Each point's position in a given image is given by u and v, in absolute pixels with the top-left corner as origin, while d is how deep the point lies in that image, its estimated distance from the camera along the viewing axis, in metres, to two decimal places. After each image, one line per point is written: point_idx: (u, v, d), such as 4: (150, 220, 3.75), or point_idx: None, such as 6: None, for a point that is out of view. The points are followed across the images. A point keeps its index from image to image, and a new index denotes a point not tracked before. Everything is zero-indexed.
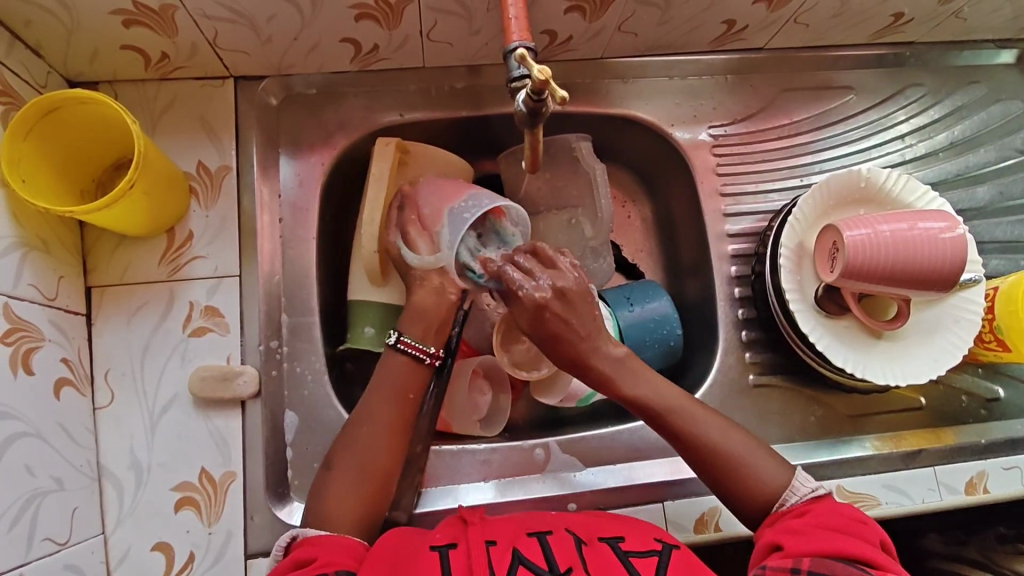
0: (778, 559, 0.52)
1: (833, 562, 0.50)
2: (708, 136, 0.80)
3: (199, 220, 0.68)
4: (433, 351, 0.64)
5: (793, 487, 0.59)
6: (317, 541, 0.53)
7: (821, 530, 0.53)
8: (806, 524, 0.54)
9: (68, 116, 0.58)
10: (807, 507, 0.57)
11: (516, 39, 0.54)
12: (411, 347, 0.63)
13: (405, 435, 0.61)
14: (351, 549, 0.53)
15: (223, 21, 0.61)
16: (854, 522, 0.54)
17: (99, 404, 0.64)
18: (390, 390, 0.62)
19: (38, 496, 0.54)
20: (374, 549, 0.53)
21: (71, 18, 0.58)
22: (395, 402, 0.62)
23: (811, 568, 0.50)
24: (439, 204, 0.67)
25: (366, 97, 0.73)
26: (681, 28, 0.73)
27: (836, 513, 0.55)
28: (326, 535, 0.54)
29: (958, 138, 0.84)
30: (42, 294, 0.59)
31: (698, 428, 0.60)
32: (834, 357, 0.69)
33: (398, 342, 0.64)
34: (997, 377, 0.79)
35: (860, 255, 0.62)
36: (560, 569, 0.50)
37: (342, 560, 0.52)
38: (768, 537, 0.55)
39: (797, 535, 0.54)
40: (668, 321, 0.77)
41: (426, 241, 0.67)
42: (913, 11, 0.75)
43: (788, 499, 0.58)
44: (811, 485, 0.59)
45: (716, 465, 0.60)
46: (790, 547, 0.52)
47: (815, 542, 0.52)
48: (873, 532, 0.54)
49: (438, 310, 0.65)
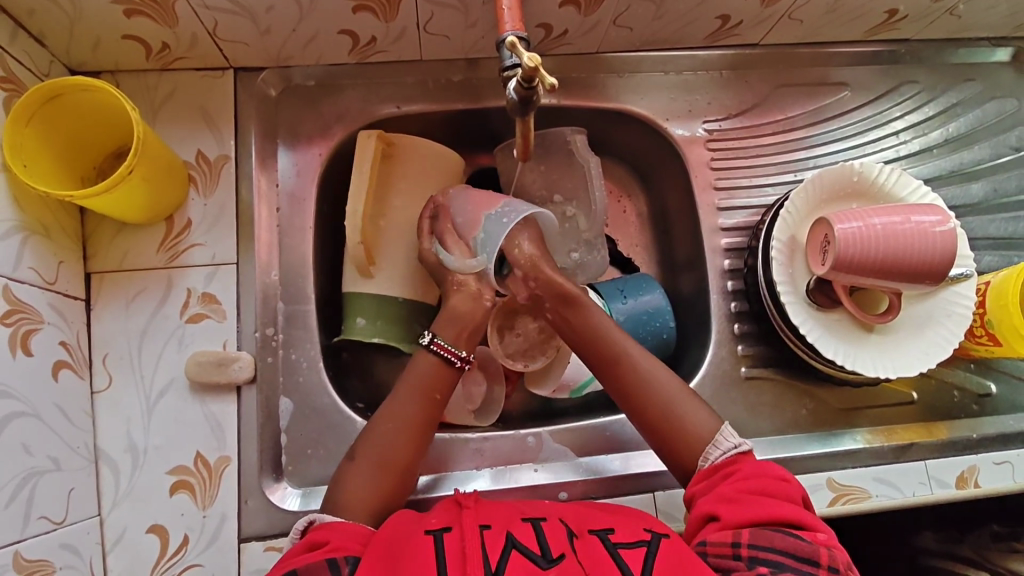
0: (716, 533, 0.54)
1: (769, 532, 0.52)
2: (704, 131, 0.81)
3: (198, 208, 0.69)
4: (464, 355, 0.67)
5: (717, 441, 0.61)
6: (331, 527, 0.55)
7: (750, 495, 0.56)
8: (738, 490, 0.56)
9: (71, 103, 0.59)
10: (732, 467, 0.59)
11: (510, 29, 0.55)
12: (443, 349, 0.66)
13: (426, 436, 0.63)
14: (362, 535, 0.55)
15: (224, 12, 0.62)
16: (777, 482, 0.57)
17: (97, 387, 0.65)
18: (418, 388, 0.64)
19: (34, 475, 0.55)
20: (382, 530, 0.55)
21: (73, 8, 0.59)
22: (415, 395, 0.63)
23: (751, 542, 0.52)
24: (474, 212, 0.69)
25: (364, 89, 0.74)
26: (676, 22, 0.74)
27: (760, 473, 0.58)
28: (342, 523, 0.56)
29: (953, 135, 0.84)
30: (42, 278, 0.60)
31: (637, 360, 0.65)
32: (826, 349, 0.70)
33: (432, 343, 0.66)
34: (990, 373, 0.80)
35: (850, 248, 0.63)
36: (552, 555, 0.51)
37: (352, 545, 0.53)
38: (704, 505, 0.57)
39: (731, 503, 0.56)
40: (661, 313, 0.77)
41: (463, 248, 0.70)
42: (908, 8, 0.76)
43: (711, 454, 0.61)
44: (735, 440, 0.61)
45: (645, 401, 0.64)
46: (726, 519, 0.54)
47: (747, 511, 0.54)
48: (796, 490, 0.57)
49: (473, 315, 0.68)
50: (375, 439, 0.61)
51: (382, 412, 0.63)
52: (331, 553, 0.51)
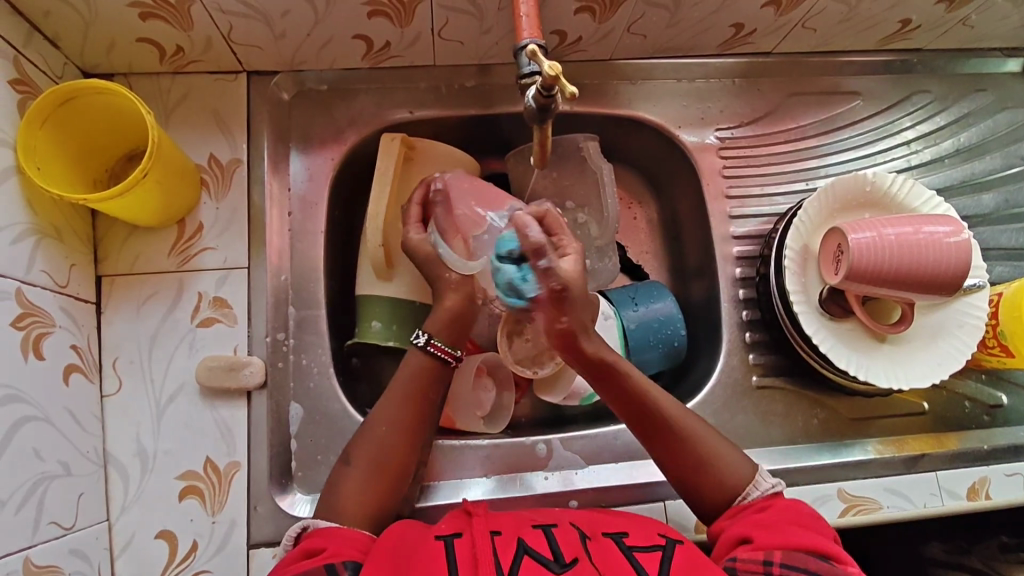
0: (746, 549, 0.54)
1: (801, 554, 0.53)
2: (716, 139, 0.81)
3: (210, 212, 0.68)
4: (459, 355, 0.65)
5: (756, 481, 0.61)
6: (327, 533, 0.54)
7: (784, 523, 0.56)
8: (775, 519, 0.56)
9: (82, 106, 0.59)
10: (768, 503, 0.59)
11: (527, 37, 0.54)
12: (441, 351, 0.64)
13: (421, 433, 0.62)
14: (360, 542, 0.54)
15: (238, 15, 0.62)
16: (812, 517, 0.57)
17: (107, 391, 0.64)
18: (414, 386, 0.63)
19: (45, 480, 0.55)
20: (384, 538, 0.54)
21: (88, 10, 0.59)
22: (416, 389, 0.63)
23: (783, 562, 0.52)
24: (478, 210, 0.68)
25: (377, 94, 0.74)
26: (691, 30, 0.74)
27: (793, 507, 0.58)
28: (337, 528, 0.55)
29: (964, 145, 0.84)
30: (54, 281, 0.59)
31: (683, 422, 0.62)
32: (839, 359, 0.69)
33: (427, 345, 0.64)
34: (1001, 384, 0.80)
35: (864, 258, 0.62)
36: (564, 559, 0.50)
37: (349, 550, 0.53)
38: (735, 529, 0.57)
39: (765, 528, 0.56)
40: (672, 322, 0.77)
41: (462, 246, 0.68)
42: (921, 18, 0.76)
43: (751, 493, 0.60)
44: (772, 481, 0.61)
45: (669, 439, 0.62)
46: (759, 539, 0.54)
47: (780, 534, 0.54)
48: (826, 524, 0.58)
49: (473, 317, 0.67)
50: (385, 443, 0.61)
51: (377, 409, 0.62)
52: (330, 561, 0.51)
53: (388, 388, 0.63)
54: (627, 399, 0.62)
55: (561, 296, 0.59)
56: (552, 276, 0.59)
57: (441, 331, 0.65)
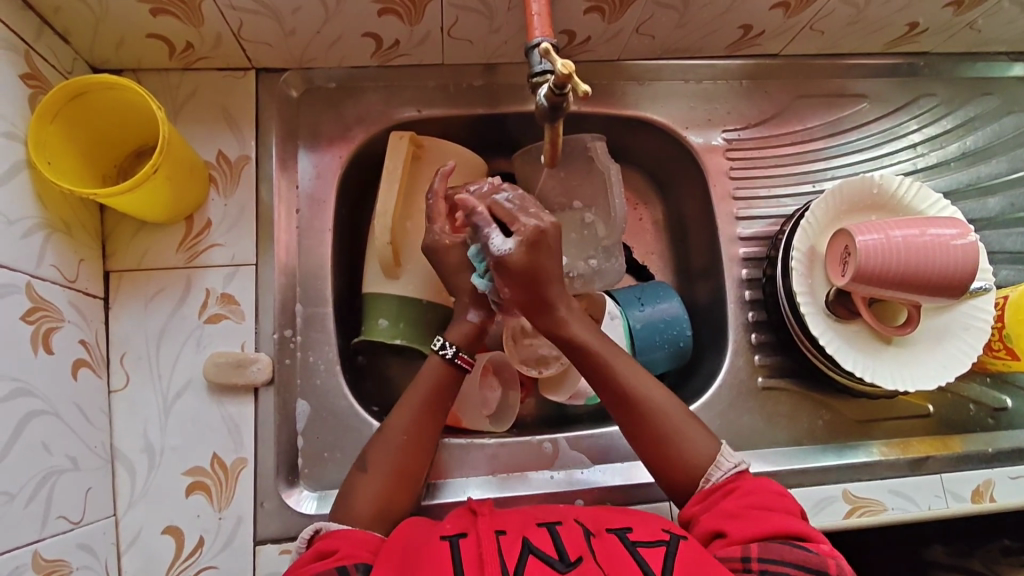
0: (724, 548, 0.54)
1: (775, 545, 0.52)
2: (723, 140, 0.81)
3: (218, 208, 0.69)
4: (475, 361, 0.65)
5: (718, 462, 0.60)
6: (337, 535, 0.54)
7: (754, 512, 0.56)
8: (741, 506, 0.56)
9: (93, 102, 0.59)
10: (734, 484, 0.59)
11: (539, 35, 0.55)
12: (466, 364, 0.64)
13: (432, 445, 0.62)
14: (369, 543, 0.54)
15: (249, 12, 0.62)
16: (777, 496, 0.57)
17: (114, 386, 0.64)
18: (422, 397, 0.63)
19: (53, 475, 0.55)
20: (392, 538, 0.54)
21: (100, 6, 0.59)
22: (433, 397, 0.63)
23: (760, 555, 0.52)
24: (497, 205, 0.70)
25: (385, 92, 0.74)
26: (699, 31, 0.74)
27: (762, 490, 0.58)
28: (349, 529, 0.55)
29: (970, 149, 0.84)
30: (63, 275, 0.59)
31: (658, 406, 0.62)
32: (845, 360, 0.69)
33: (456, 357, 0.63)
34: (1005, 387, 0.80)
35: (871, 259, 0.62)
36: (569, 558, 0.50)
37: (358, 552, 0.53)
38: (706, 524, 0.57)
39: (735, 519, 0.56)
40: (678, 322, 0.77)
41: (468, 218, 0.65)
42: (928, 21, 0.76)
43: (713, 474, 0.60)
44: (735, 459, 0.61)
45: (639, 418, 0.62)
46: (733, 535, 0.54)
47: (753, 526, 0.54)
48: (794, 504, 0.58)
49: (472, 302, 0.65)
50: (392, 440, 0.61)
51: (390, 422, 0.62)
52: (340, 563, 0.51)
53: (402, 400, 0.63)
54: (603, 381, 0.62)
55: (536, 243, 0.57)
56: (519, 227, 0.57)
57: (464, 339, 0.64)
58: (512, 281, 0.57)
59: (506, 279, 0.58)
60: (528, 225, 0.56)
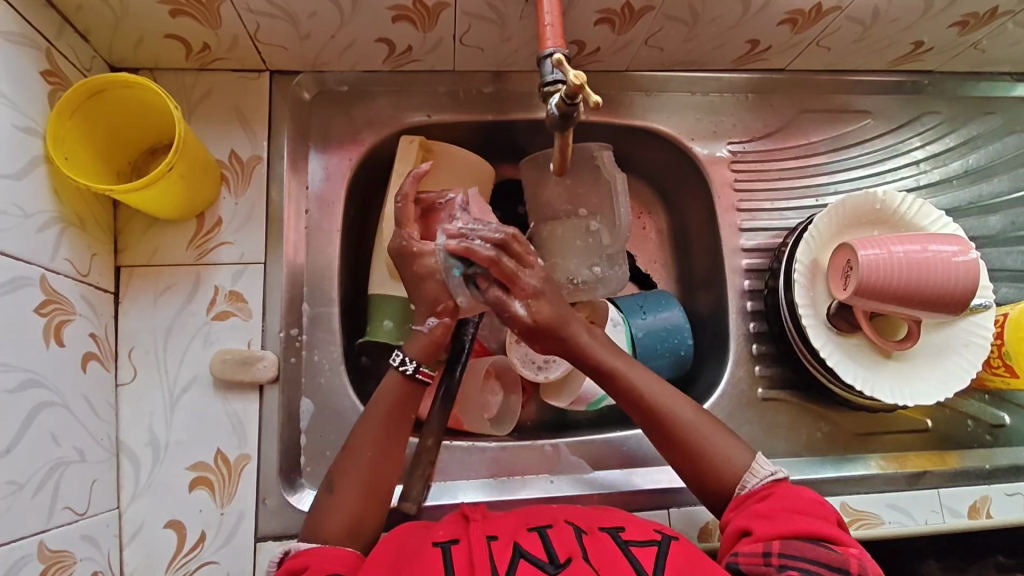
0: (749, 545, 0.55)
1: (800, 543, 0.53)
2: (728, 152, 0.82)
3: (229, 207, 0.69)
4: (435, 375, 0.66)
5: (753, 469, 0.61)
6: (312, 551, 0.55)
7: (784, 512, 0.56)
8: (771, 507, 0.57)
9: (112, 101, 0.60)
10: (769, 490, 0.59)
11: (551, 45, 0.55)
12: (428, 378, 0.64)
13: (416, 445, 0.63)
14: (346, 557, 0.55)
15: (266, 15, 0.63)
16: (811, 501, 0.57)
17: (122, 380, 0.65)
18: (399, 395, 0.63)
19: (61, 466, 0.56)
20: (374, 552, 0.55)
21: (121, 7, 0.60)
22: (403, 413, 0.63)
23: (781, 552, 0.52)
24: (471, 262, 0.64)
25: (395, 97, 0.75)
26: (706, 45, 0.75)
27: (795, 495, 0.58)
28: (321, 547, 0.56)
29: (973, 167, 0.85)
30: (76, 269, 0.60)
31: (685, 420, 0.62)
32: (845, 373, 0.70)
33: (417, 372, 0.63)
34: (1003, 404, 0.81)
35: (872, 274, 0.63)
36: (559, 560, 0.51)
37: (336, 568, 0.54)
38: (738, 521, 0.58)
39: (763, 518, 0.56)
40: (678, 331, 0.78)
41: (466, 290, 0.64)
42: (933, 41, 0.77)
43: (749, 482, 0.60)
44: (771, 468, 0.61)
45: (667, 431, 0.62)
46: (759, 532, 0.55)
47: (780, 525, 0.55)
48: (829, 511, 0.57)
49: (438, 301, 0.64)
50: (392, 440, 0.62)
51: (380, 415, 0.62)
52: None
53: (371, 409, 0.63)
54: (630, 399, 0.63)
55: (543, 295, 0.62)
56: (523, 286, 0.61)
57: (426, 356, 0.64)
58: (535, 335, 0.62)
59: (530, 335, 0.62)
60: (532, 286, 0.62)
